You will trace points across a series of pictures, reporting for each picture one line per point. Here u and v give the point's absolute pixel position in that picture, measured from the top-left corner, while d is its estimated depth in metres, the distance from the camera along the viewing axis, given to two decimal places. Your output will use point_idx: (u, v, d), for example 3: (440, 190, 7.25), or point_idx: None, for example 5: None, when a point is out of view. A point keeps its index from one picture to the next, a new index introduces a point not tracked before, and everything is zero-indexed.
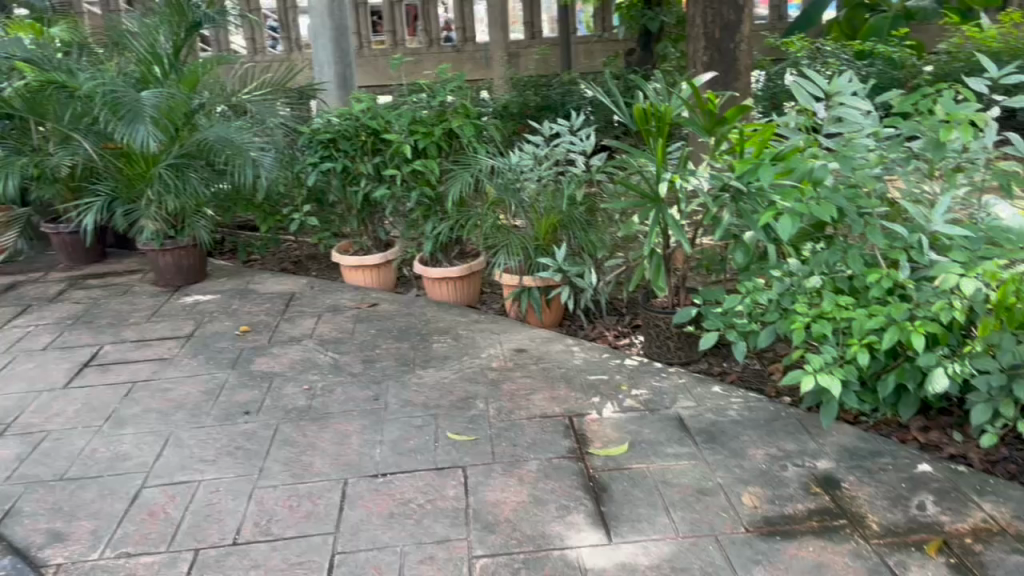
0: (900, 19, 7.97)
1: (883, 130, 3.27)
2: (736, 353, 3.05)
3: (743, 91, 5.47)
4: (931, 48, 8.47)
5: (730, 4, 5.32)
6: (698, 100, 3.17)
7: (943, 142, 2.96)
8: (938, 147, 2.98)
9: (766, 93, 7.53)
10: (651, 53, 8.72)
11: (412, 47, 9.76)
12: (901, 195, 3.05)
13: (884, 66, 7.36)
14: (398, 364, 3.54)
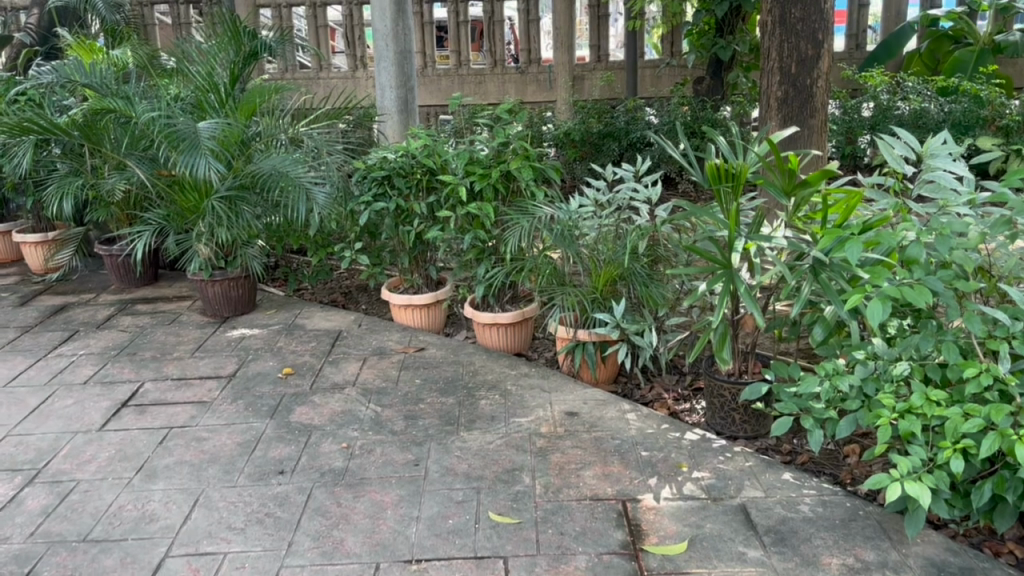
0: (987, 53, 7.47)
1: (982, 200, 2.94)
2: (812, 443, 2.76)
3: (819, 129, 5.17)
4: (1020, 85, 8.00)
5: (809, 38, 5.00)
6: (778, 160, 2.91)
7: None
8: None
9: (840, 127, 7.16)
10: (721, 81, 8.42)
11: (476, 67, 9.64)
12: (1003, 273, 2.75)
13: (970, 104, 6.88)
14: (442, 422, 3.34)
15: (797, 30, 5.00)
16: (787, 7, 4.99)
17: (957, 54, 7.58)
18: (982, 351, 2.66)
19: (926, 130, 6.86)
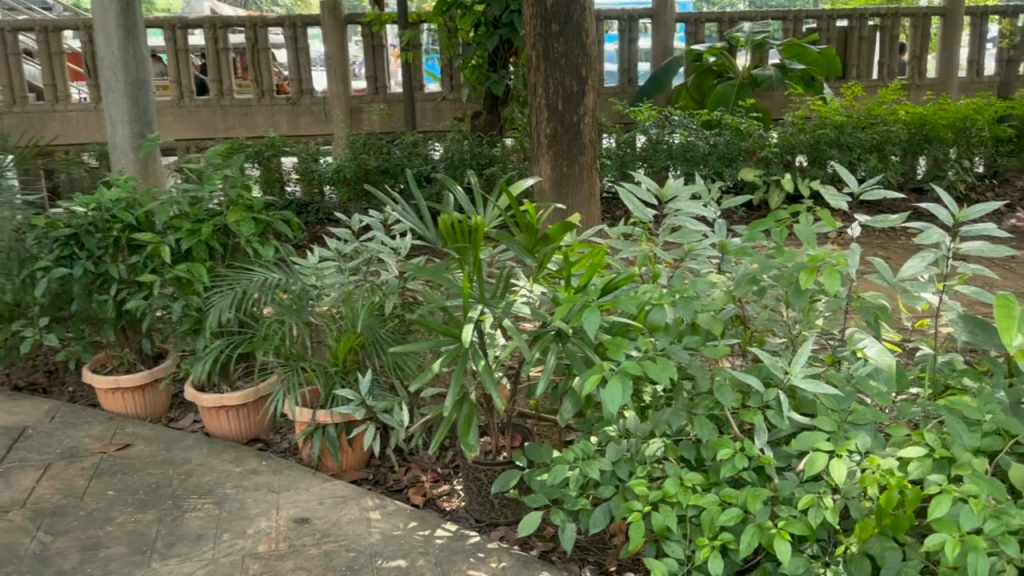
0: (747, 87, 7.60)
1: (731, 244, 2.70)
2: (564, 541, 2.37)
3: (589, 166, 4.99)
4: (777, 115, 8.44)
5: (572, 73, 4.81)
6: (515, 211, 2.56)
7: (803, 290, 2.38)
8: (800, 296, 2.40)
9: (614, 160, 7.06)
10: (498, 115, 8.20)
11: (240, 99, 8.84)
12: (757, 324, 2.69)
13: (732, 136, 6.99)
14: (128, 552, 2.69)
15: (561, 65, 4.79)
16: (549, 42, 4.78)
17: (720, 88, 7.69)
18: (737, 421, 2.43)
19: (693, 162, 6.88)
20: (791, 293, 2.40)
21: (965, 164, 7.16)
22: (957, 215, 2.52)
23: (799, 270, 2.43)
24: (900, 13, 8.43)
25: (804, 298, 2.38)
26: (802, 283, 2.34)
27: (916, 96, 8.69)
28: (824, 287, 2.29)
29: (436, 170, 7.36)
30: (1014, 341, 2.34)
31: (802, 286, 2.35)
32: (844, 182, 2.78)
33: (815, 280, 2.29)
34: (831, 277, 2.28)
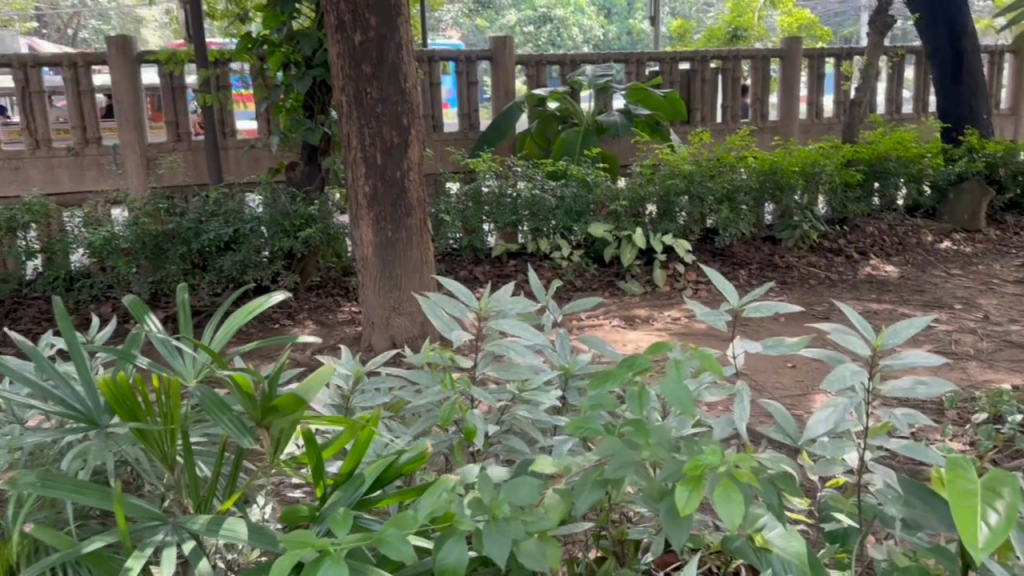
0: (591, 133, 6.76)
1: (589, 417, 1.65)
2: None
3: (418, 231, 4.02)
4: (624, 162, 7.85)
5: (392, 122, 3.84)
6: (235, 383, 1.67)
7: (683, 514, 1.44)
8: (678, 524, 1.45)
9: (455, 215, 5.81)
10: (317, 167, 6.68)
11: (9, 151, 7.18)
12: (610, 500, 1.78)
13: (578, 188, 5.87)
14: None
15: (376, 113, 3.82)
16: (361, 85, 3.80)
17: (563, 135, 6.80)
18: None
19: (541, 217, 5.75)
20: (662, 514, 1.46)
21: (811, 212, 6.26)
22: (871, 342, 1.74)
23: (674, 479, 1.49)
24: (740, 55, 8.13)
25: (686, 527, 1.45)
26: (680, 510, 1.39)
27: (763, 140, 8.36)
28: (724, 520, 1.37)
29: (260, 228, 5.55)
30: (987, 541, 1.45)
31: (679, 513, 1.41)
32: (716, 313, 1.88)
33: (695, 495, 1.40)
34: (733, 500, 1.38)
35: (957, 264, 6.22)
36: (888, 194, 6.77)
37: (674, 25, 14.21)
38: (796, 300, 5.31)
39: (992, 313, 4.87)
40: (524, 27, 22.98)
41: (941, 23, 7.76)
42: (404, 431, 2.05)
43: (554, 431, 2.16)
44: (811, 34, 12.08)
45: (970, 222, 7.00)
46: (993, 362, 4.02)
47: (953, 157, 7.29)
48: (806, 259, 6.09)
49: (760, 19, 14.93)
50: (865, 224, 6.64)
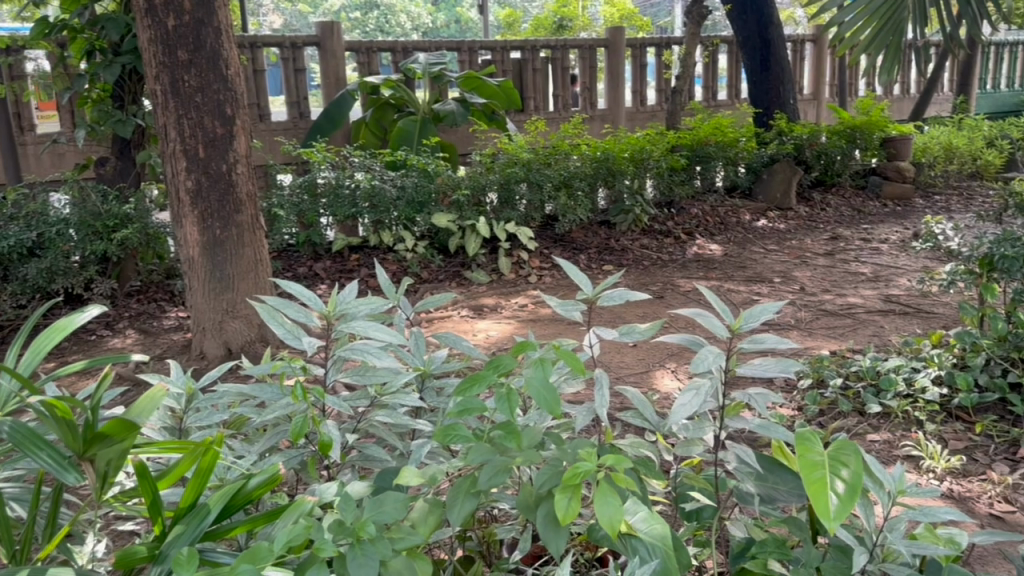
0: (428, 122, 6.62)
1: (453, 418, 1.56)
2: None
3: (249, 227, 3.77)
4: (462, 151, 7.83)
5: (213, 111, 3.57)
6: (54, 409, 1.48)
7: (559, 518, 1.42)
8: (555, 530, 1.41)
9: (289, 210, 5.59)
10: (132, 162, 6.17)
11: None
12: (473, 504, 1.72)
13: (419, 178, 5.71)
14: None
15: (196, 102, 3.55)
16: (177, 73, 3.51)
17: (400, 124, 6.60)
18: None
19: (382, 209, 5.55)
20: (540, 521, 1.42)
21: (642, 196, 6.42)
22: (730, 326, 1.79)
23: (550, 483, 1.47)
24: (568, 44, 8.28)
25: (564, 533, 1.42)
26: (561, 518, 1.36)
27: (594, 128, 8.59)
28: (602, 521, 1.37)
29: (67, 231, 5.04)
30: (838, 510, 1.46)
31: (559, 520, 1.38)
32: (565, 306, 1.86)
33: (575, 501, 1.37)
34: (609, 499, 1.39)
35: (774, 240, 6.56)
36: (708, 177, 7.12)
37: (502, 14, 14.31)
38: (633, 281, 5.46)
39: (807, 285, 5.12)
40: (349, 14, 22.33)
41: (749, 14, 8.25)
42: (250, 450, 1.90)
43: (413, 435, 2.07)
44: (632, 24, 12.55)
45: (783, 200, 7.40)
46: (812, 323, 4.21)
47: (765, 141, 7.78)
48: (639, 241, 6.26)
49: (583, 10, 15.33)
50: (690, 206, 6.92)
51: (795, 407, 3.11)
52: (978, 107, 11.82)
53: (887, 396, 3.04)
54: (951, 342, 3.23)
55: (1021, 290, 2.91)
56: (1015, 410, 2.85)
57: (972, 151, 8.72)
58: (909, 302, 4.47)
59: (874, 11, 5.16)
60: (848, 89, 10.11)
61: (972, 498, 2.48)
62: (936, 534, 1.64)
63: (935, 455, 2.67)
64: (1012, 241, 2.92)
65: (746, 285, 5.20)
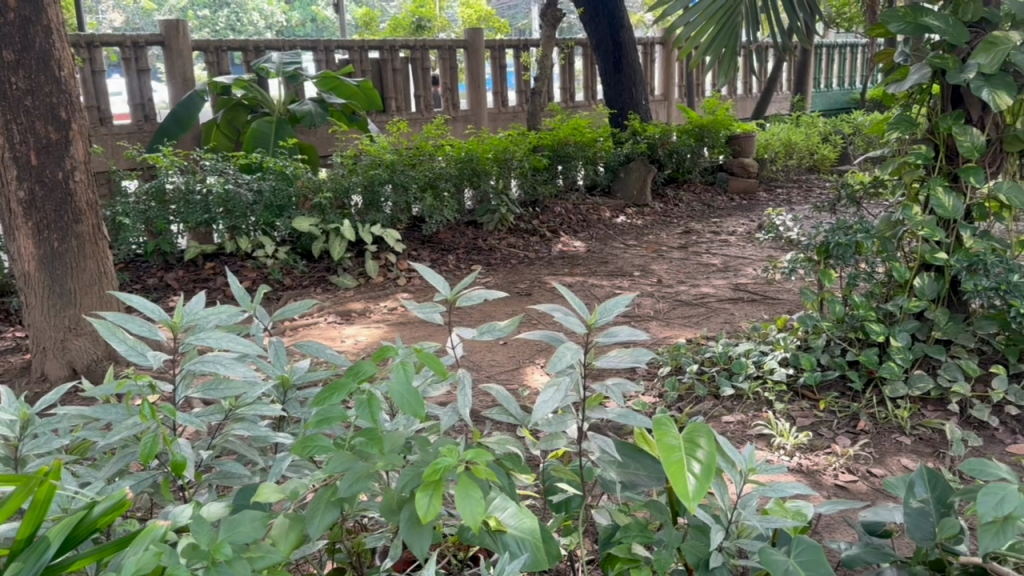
0: (285, 123, 6.40)
1: (311, 429, 1.51)
2: None
3: (91, 238, 3.53)
4: (322, 153, 7.65)
5: (45, 114, 3.31)
6: None
7: (421, 521, 1.40)
8: (419, 530, 1.40)
9: (135, 217, 5.27)
10: None
11: None
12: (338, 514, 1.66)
13: (277, 181, 5.51)
14: None
15: (25, 106, 3.27)
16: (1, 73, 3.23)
17: (254, 125, 6.36)
18: None
19: (237, 215, 5.34)
20: (403, 523, 1.41)
21: (506, 195, 6.47)
22: (588, 322, 1.82)
23: (412, 487, 1.45)
24: (427, 45, 8.24)
25: (428, 531, 1.41)
26: (422, 516, 1.34)
27: (457, 128, 8.59)
28: (463, 516, 1.35)
29: None
30: (695, 491, 1.51)
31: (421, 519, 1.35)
32: (423, 309, 1.84)
33: (436, 499, 1.36)
34: (471, 494, 1.37)
35: (633, 236, 6.79)
36: (570, 175, 7.26)
37: (358, 13, 14.09)
38: (501, 280, 5.50)
39: (665, 277, 5.32)
40: (197, 12, 21.31)
41: (601, 18, 8.47)
42: (94, 476, 1.77)
43: (275, 446, 1.99)
44: (489, 26, 12.66)
45: (639, 197, 7.65)
46: (670, 313, 4.38)
47: (621, 140, 8.01)
48: (505, 240, 6.31)
49: (441, 11, 15.31)
50: (553, 205, 7.05)
51: (655, 395, 3.25)
52: (812, 105, 12.69)
53: (739, 379, 3.20)
54: (794, 326, 3.43)
55: (854, 274, 3.13)
56: (854, 387, 3.05)
57: (809, 146, 9.34)
58: (757, 290, 4.73)
59: (710, 15, 5.39)
60: (696, 89, 10.59)
61: (819, 471, 2.64)
62: (785, 508, 1.73)
63: (784, 433, 2.83)
64: (845, 230, 3.12)
65: (608, 280, 5.35)
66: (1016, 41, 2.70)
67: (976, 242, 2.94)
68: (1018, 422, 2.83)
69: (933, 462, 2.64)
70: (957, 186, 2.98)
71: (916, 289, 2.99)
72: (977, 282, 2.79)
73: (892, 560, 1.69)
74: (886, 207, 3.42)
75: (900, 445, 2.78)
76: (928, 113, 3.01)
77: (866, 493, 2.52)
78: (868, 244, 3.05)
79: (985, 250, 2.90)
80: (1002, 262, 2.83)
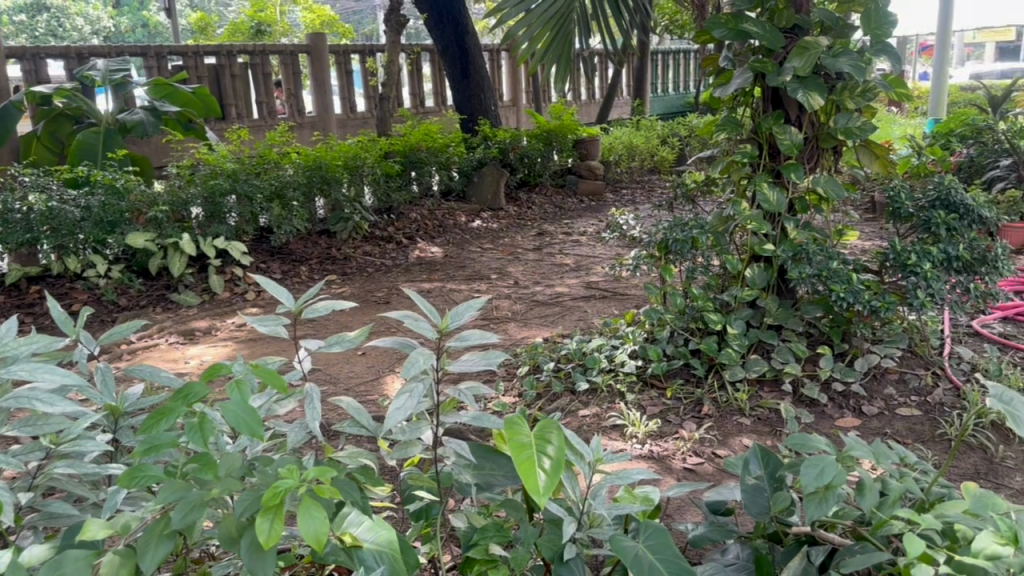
0: (114, 133, 6.01)
1: (139, 462, 1.42)
2: None
3: None
4: (157, 164, 7.25)
5: None
6: None
7: (263, 545, 1.35)
8: (261, 555, 1.35)
9: None
10: None
11: None
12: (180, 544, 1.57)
13: (106, 195, 5.08)
14: None
15: None
16: None
17: (79, 136, 5.93)
18: None
19: (63, 233, 4.88)
20: (244, 551, 1.35)
21: (359, 203, 6.36)
22: (439, 326, 1.80)
23: (252, 511, 1.39)
24: (267, 50, 7.99)
25: (271, 556, 1.36)
26: (265, 541, 1.29)
27: (302, 135, 8.36)
28: (305, 537, 1.30)
29: None
30: (547, 487, 1.52)
31: (264, 543, 1.30)
32: (264, 325, 1.76)
33: (278, 523, 1.31)
34: (314, 513, 1.32)
35: (488, 239, 6.85)
36: (423, 181, 7.22)
37: (192, 18, 13.43)
38: (358, 289, 5.41)
39: (520, 279, 5.40)
40: (11, 15, 19.62)
41: (445, 23, 8.46)
42: None
43: (107, 478, 1.86)
44: (333, 31, 12.41)
45: (493, 201, 7.74)
46: (527, 314, 4.45)
47: (472, 145, 8.05)
48: (360, 249, 6.21)
49: (281, 16, 14.85)
50: (408, 211, 7.01)
51: (514, 395, 3.29)
52: (652, 109, 13.28)
53: (593, 373, 3.29)
54: (641, 320, 3.57)
55: (693, 267, 3.29)
56: (698, 373, 3.21)
57: (650, 149, 9.75)
58: (606, 288, 4.89)
59: (543, 24, 5.45)
60: (543, 95, 10.84)
61: (668, 456, 2.76)
62: (633, 495, 1.79)
63: (636, 422, 2.94)
64: (682, 226, 3.29)
65: (466, 284, 5.37)
66: (824, 46, 2.92)
67: (799, 233, 3.16)
68: (844, 396, 3.07)
69: (770, 440, 2.82)
70: (780, 181, 3.20)
71: (748, 279, 3.18)
72: (802, 269, 3.02)
73: (735, 536, 1.78)
74: (718, 203, 3.62)
75: (741, 426, 2.95)
76: (752, 114, 3.21)
77: (712, 473, 2.65)
78: (703, 239, 3.22)
79: (808, 240, 3.12)
80: (823, 250, 3.07)
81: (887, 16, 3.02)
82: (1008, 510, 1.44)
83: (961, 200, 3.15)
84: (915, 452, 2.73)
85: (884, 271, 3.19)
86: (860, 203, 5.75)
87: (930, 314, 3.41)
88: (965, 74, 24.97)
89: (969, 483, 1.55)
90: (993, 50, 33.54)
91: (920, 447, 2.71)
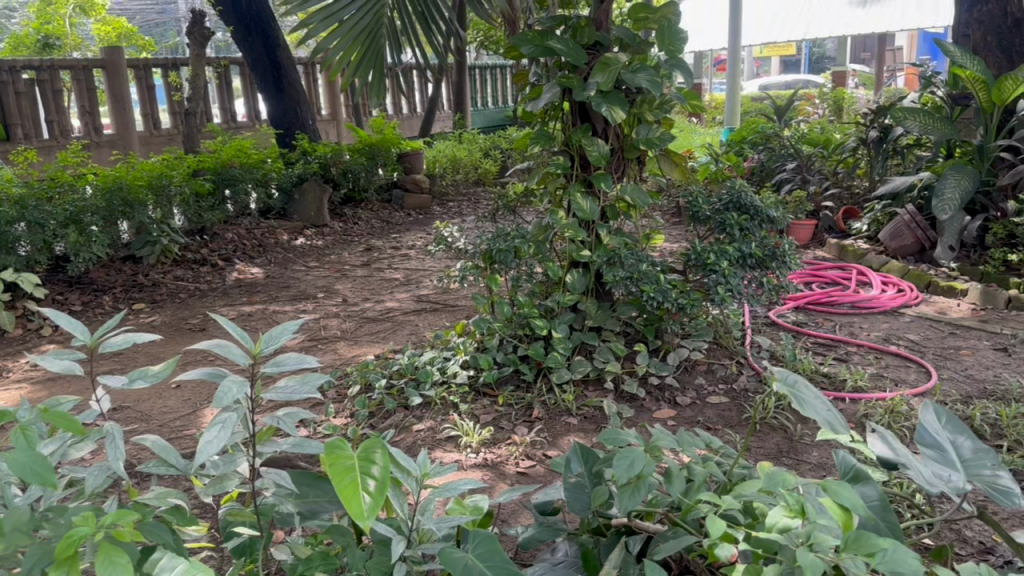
0: None
1: None
2: None
3: None
4: None
5: None
6: None
7: None
8: None
9: None
10: None
11: None
12: None
13: None
14: None
15: None
16: None
17: None
18: None
19: None
20: None
21: (168, 225, 6.00)
22: (252, 352, 1.73)
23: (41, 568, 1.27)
24: (56, 64, 7.40)
25: None
26: None
27: (99, 155, 7.78)
28: None
29: None
30: (372, 506, 1.50)
31: None
32: (56, 363, 1.63)
33: None
34: (112, 561, 1.23)
35: (313, 257, 6.69)
36: (239, 201, 6.91)
37: None
38: (171, 317, 5.12)
39: (348, 297, 5.31)
40: None
41: (254, 35, 8.17)
42: None
43: None
44: (132, 44, 11.67)
45: (317, 218, 7.57)
46: (356, 331, 4.39)
47: (291, 161, 7.82)
48: (170, 274, 5.88)
49: (72, 28, 13.77)
50: (224, 232, 6.71)
51: (346, 416, 3.23)
52: (473, 122, 13.50)
53: (426, 387, 3.29)
54: (471, 330, 3.61)
55: (517, 276, 3.38)
56: (527, 378, 3.29)
57: (473, 161, 9.90)
58: (436, 300, 4.90)
59: (353, 37, 5.40)
60: (363, 109, 10.73)
61: (501, 462, 2.81)
62: (462, 506, 1.81)
63: (469, 432, 2.97)
64: (504, 237, 3.35)
65: (290, 305, 5.22)
66: (623, 62, 3.09)
67: (611, 238, 3.33)
68: (661, 390, 3.25)
69: (596, 437, 2.94)
70: (592, 191, 3.34)
71: (568, 285, 3.31)
72: (616, 273, 3.18)
73: (563, 534, 1.85)
74: (537, 213, 3.74)
75: (569, 426, 3.05)
76: (562, 127, 3.34)
77: (542, 475, 2.72)
78: (525, 249, 3.30)
79: (619, 245, 3.29)
80: (633, 254, 3.24)
81: (678, 33, 3.23)
82: (795, 485, 1.58)
83: (751, 201, 3.42)
84: (725, 437, 2.94)
85: (688, 271, 3.41)
86: (668, 208, 6.11)
87: (732, 308, 3.69)
88: (756, 86, 27.20)
89: (764, 464, 1.67)
90: (779, 62, 36.79)
91: (729, 432, 2.92)
